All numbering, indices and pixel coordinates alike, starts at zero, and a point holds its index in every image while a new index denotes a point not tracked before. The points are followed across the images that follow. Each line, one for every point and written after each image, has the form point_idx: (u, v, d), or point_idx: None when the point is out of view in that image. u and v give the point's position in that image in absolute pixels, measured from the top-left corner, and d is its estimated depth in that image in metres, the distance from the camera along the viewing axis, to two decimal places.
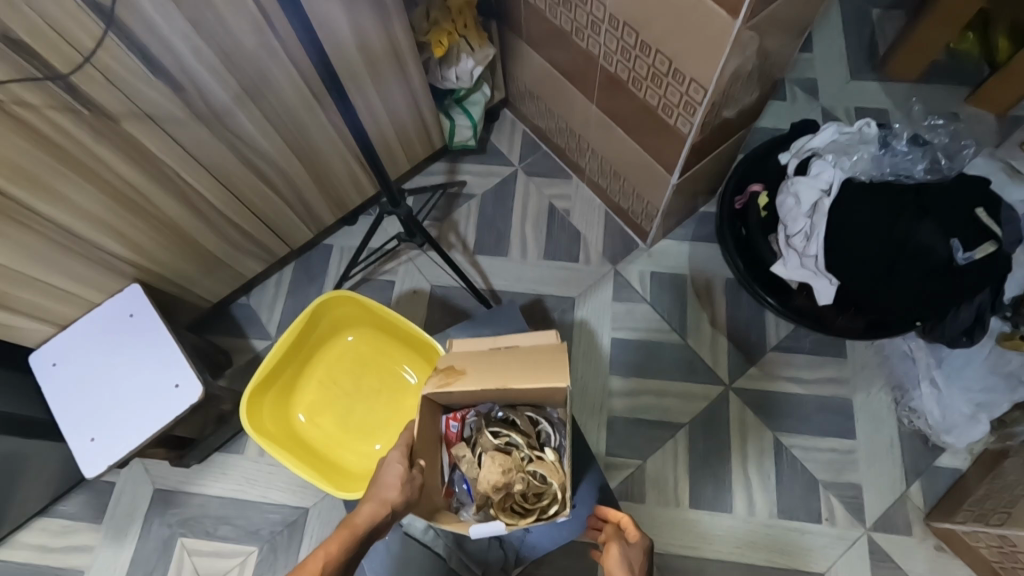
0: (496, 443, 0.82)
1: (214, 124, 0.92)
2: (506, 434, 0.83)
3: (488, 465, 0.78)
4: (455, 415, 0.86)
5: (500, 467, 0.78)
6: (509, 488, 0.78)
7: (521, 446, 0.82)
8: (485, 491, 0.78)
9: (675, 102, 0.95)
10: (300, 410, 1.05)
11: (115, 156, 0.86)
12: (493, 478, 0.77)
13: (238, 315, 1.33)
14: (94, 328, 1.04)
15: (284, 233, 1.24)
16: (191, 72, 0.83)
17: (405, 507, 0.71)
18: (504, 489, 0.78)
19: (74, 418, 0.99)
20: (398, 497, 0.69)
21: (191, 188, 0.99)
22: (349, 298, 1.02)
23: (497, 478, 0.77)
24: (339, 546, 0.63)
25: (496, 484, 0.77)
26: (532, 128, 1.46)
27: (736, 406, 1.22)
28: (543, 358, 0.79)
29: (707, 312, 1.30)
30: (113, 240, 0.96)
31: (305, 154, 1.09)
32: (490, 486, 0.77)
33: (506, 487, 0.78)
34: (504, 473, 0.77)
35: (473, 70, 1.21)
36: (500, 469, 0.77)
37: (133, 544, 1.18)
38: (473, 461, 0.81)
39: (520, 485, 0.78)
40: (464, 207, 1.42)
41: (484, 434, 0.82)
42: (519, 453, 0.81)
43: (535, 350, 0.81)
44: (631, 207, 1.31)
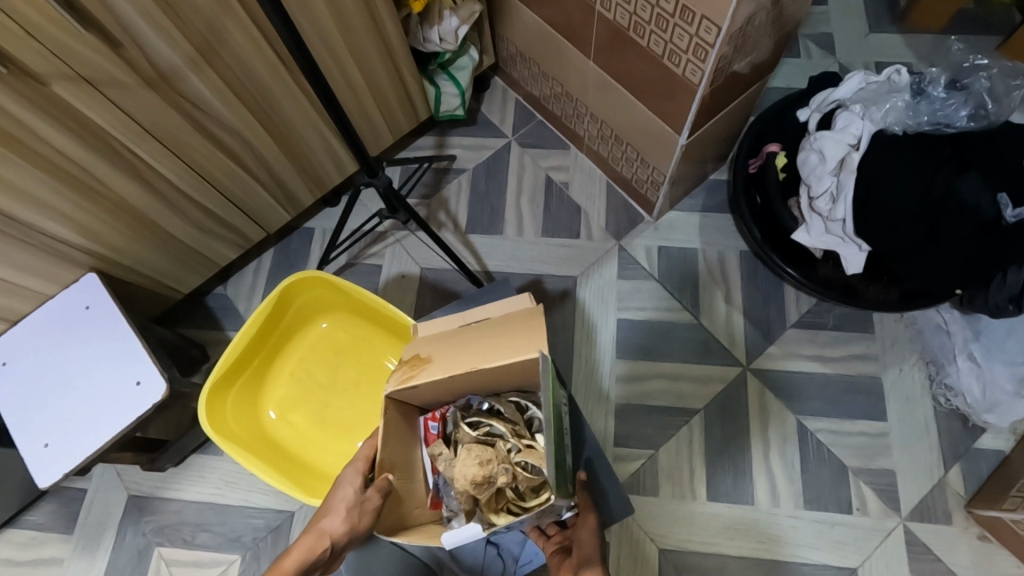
0: (476, 436, 0.73)
1: (161, 87, 0.82)
2: (487, 425, 0.74)
3: (462, 459, 0.69)
4: (434, 414, 0.76)
5: (477, 459, 0.69)
6: (492, 483, 0.69)
7: (506, 435, 0.73)
8: (465, 490, 0.68)
9: (682, 47, 0.84)
10: (271, 406, 0.95)
11: (47, 124, 0.76)
12: (471, 472, 0.68)
13: (213, 306, 1.24)
14: (47, 323, 0.94)
15: (258, 216, 1.13)
16: (127, 24, 0.72)
17: (354, 537, 0.63)
18: (486, 484, 0.68)
19: (27, 421, 0.90)
20: (338, 530, 0.62)
21: (143, 162, 0.89)
22: (319, 279, 0.92)
23: (476, 472, 0.68)
24: None
25: (474, 479, 0.68)
26: (525, 95, 1.35)
27: (755, 388, 1.12)
28: (515, 325, 0.69)
29: (720, 288, 1.19)
30: (58, 224, 0.86)
31: (273, 125, 0.99)
32: (468, 483, 0.68)
33: (488, 482, 0.69)
34: (481, 465, 0.68)
35: (458, 30, 1.10)
36: (476, 461, 0.68)
37: (106, 556, 1.10)
38: (451, 458, 0.72)
39: (502, 477, 0.69)
40: (454, 182, 1.31)
41: (462, 428, 0.74)
42: (504, 444, 0.72)
43: (506, 319, 0.71)
44: (635, 176, 1.20)
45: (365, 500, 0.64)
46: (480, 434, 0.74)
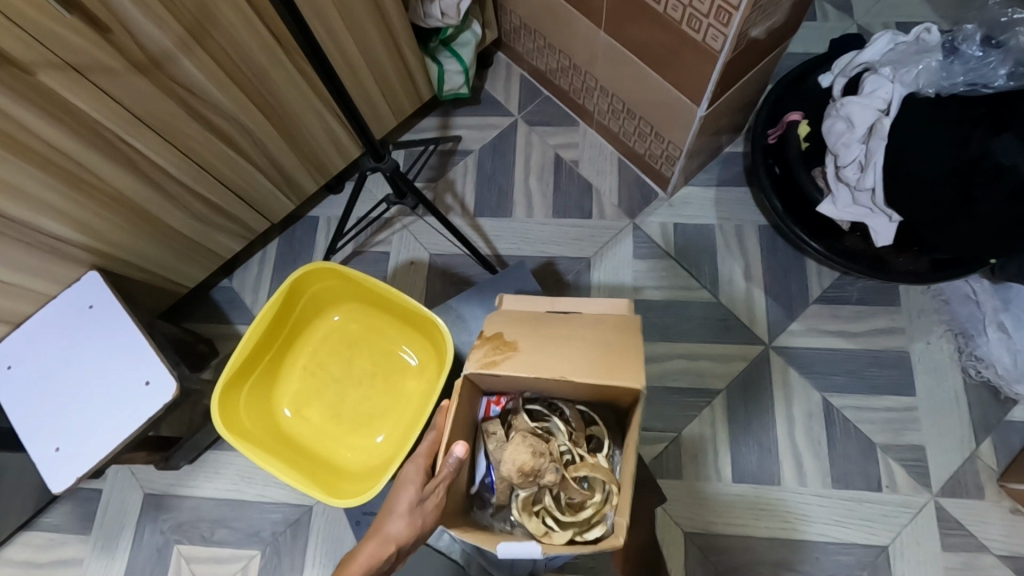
0: (533, 428, 0.69)
1: (153, 72, 0.78)
2: (545, 420, 0.71)
3: (514, 444, 0.65)
4: (498, 398, 0.72)
5: (530, 449, 0.64)
6: (538, 478, 0.65)
7: (563, 436, 0.70)
8: (510, 476, 0.64)
9: (703, 11, 0.80)
10: (286, 403, 0.93)
11: (36, 117, 0.72)
12: (521, 460, 0.64)
13: (218, 299, 1.21)
14: (51, 324, 0.92)
15: (260, 205, 1.10)
16: (114, 4, 0.68)
17: (419, 537, 0.59)
18: (531, 476, 0.64)
19: (36, 426, 0.87)
20: (404, 532, 0.58)
21: (139, 153, 0.85)
22: (332, 270, 0.89)
23: (525, 461, 0.64)
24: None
25: (524, 468, 0.64)
26: (531, 71, 1.30)
27: (778, 366, 1.09)
28: (616, 344, 0.64)
29: (739, 262, 1.16)
30: (55, 221, 0.83)
31: (273, 110, 0.95)
32: (516, 469, 0.64)
33: (535, 474, 0.65)
34: (534, 455, 0.64)
35: (460, 4, 1.05)
36: (530, 451, 0.64)
37: (125, 557, 1.09)
38: (502, 441, 0.69)
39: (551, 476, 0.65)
40: (460, 164, 1.27)
41: (520, 416, 0.70)
42: (559, 444, 0.69)
43: (603, 329, 0.66)
44: (648, 151, 1.15)
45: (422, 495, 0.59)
46: (538, 426, 0.70)
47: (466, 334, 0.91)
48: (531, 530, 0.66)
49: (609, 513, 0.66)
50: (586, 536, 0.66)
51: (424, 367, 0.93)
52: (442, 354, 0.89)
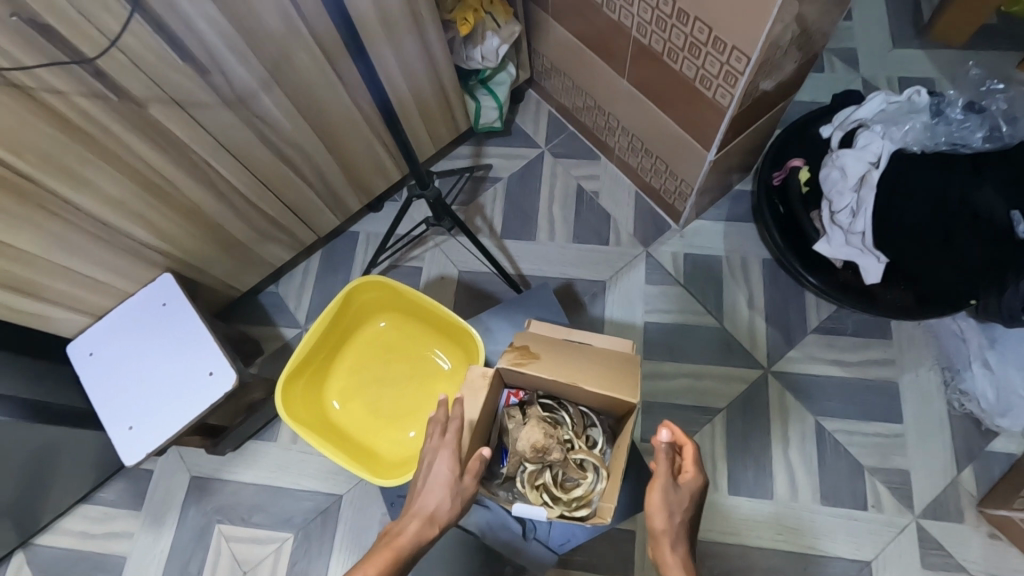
0: (544, 415, 0.78)
1: (238, 107, 0.91)
2: (554, 410, 0.80)
3: (530, 425, 0.75)
4: (517, 391, 0.81)
5: (543, 430, 0.74)
6: (546, 456, 0.75)
7: (568, 426, 0.78)
8: (523, 453, 0.74)
9: (714, 73, 0.91)
10: (334, 396, 1.04)
11: (142, 143, 0.85)
12: (534, 438, 0.74)
13: (266, 304, 1.33)
14: (128, 318, 1.04)
15: (310, 219, 1.22)
16: (214, 50, 0.81)
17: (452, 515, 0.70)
18: (541, 454, 0.74)
19: (111, 407, 0.99)
20: (447, 515, 0.68)
21: (218, 175, 0.98)
22: (380, 283, 1.00)
23: (538, 439, 0.73)
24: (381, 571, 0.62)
25: (536, 445, 0.74)
26: (558, 107, 1.42)
27: (776, 390, 1.18)
28: (615, 368, 0.77)
29: (744, 292, 1.26)
30: (142, 229, 0.96)
31: (329, 137, 1.08)
32: (529, 446, 0.74)
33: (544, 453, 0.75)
34: (545, 436, 0.74)
35: (499, 49, 1.18)
36: (542, 432, 0.74)
37: (170, 534, 1.20)
38: (520, 422, 0.78)
39: (557, 454, 0.74)
40: (490, 190, 1.39)
41: (535, 404, 0.79)
42: (564, 432, 0.78)
43: (606, 357, 0.79)
44: (663, 186, 1.26)
45: (458, 482, 0.69)
46: (547, 415, 0.79)
47: (493, 346, 1.01)
48: (530, 499, 0.76)
49: (595, 497, 0.75)
50: (575, 514, 0.74)
51: (455, 371, 1.05)
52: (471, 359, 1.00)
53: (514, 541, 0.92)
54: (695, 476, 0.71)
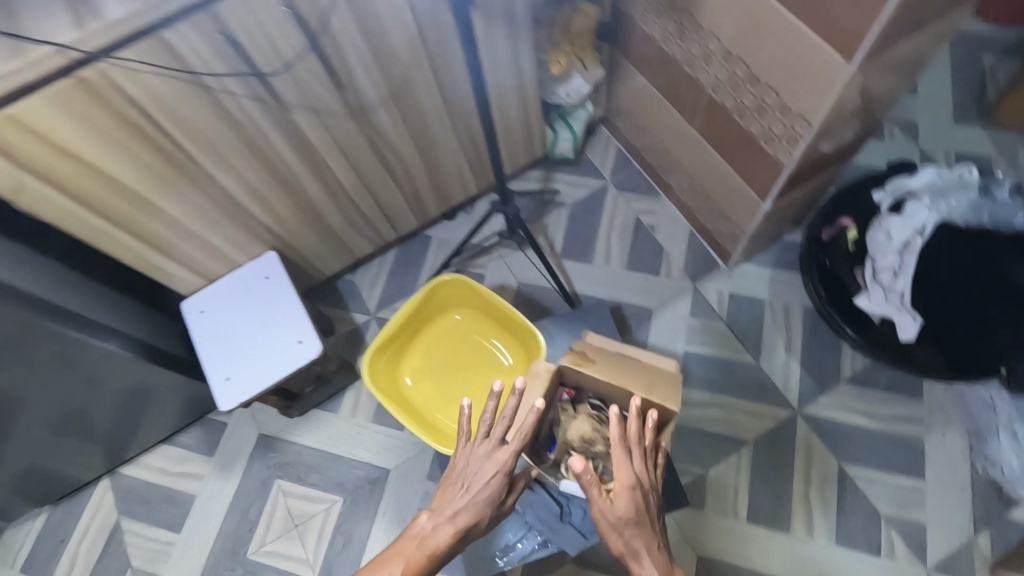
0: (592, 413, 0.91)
1: (360, 118, 1.06)
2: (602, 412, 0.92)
3: (581, 418, 0.89)
4: (569, 390, 0.92)
5: (591, 423, 0.89)
6: (591, 447, 0.88)
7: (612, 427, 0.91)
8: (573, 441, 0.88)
9: (778, 133, 1.02)
10: (407, 373, 1.17)
11: (281, 140, 1.01)
12: (584, 430, 0.88)
13: (343, 290, 1.49)
14: (235, 285, 1.21)
15: (395, 219, 1.38)
16: (350, 69, 0.97)
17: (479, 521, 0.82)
18: (588, 444, 0.88)
19: (213, 359, 1.15)
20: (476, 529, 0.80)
21: (331, 173, 1.14)
22: (463, 281, 1.13)
23: (587, 430, 0.88)
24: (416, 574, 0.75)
25: (585, 435, 0.88)
26: (626, 145, 1.54)
27: (804, 432, 1.25)
28: (659, 380, 0.87)
29: (783, 336, 1.34)
30: (263, 211, 1.13)
31: (426, 149, 1.23)
32: (579, 436, 0.88)
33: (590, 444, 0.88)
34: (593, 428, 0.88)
35: (582, 89, 1.33)
36: (590, 425, 0.88)
37: (236, 481, 1.35)
38: (571, 415, 0.90)
39: (601, 446, 0.87)
40: (555, 213, 1.52)
41: (585, 403, 0.92)
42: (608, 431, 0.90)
43: (652, 371, 0.89)
44: (717, 228, 1.36)
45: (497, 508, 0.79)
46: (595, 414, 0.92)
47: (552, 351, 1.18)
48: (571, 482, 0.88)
49: None
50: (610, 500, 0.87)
51: (515, 367, 1.17)
52: (529, 356, 1.15)
53: (553, 520, 1.04)
54: (625, 479, 0.74)
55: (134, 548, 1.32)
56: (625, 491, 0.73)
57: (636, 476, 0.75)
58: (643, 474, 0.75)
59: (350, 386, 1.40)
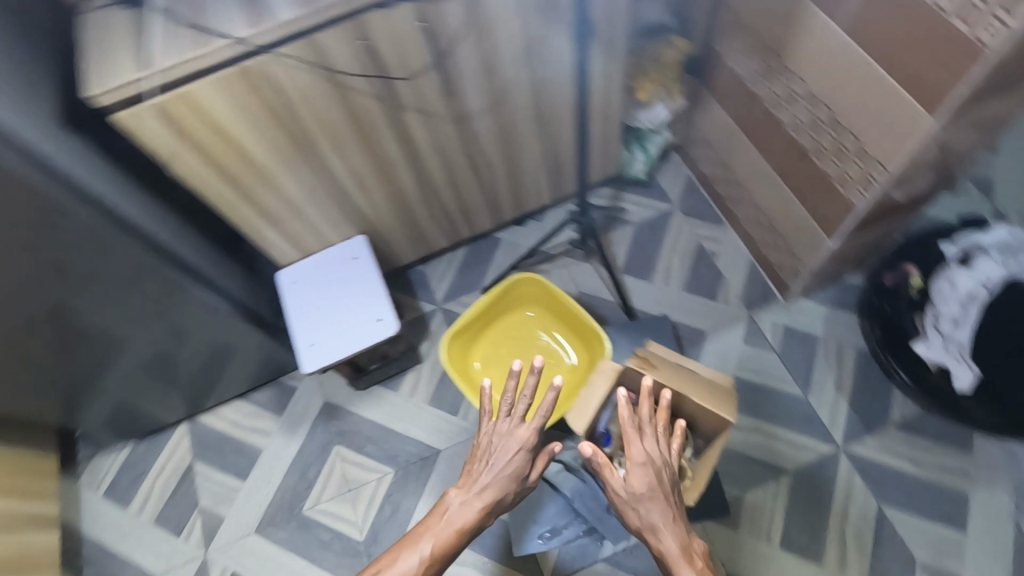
0: None
1: (461, 123, 1.17)
2: None
3: None
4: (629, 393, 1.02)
5: None
6: None
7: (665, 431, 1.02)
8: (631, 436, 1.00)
9: (854, 176, 1.07)
10: (477, 358, 1.26)
11: (390, 137, 1.13)
12: None
13: (413, 279, 1.60)
14: (325, 262, 1.32)
15: (471, 219, 1.48)
16: (461, 80, 1.07)
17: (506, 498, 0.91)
18: None
19: (299, 325, 1.26)
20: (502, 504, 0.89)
21: (426, 170, 1.25)
22: (542, 282, 1.21)
23: None
24: (449, 544, 0.84)
25: None
26: (696, 173, 1.60)
27: (845, 469, 1.27)
28: (717, 392, 0.94)
29: (833, 373, 1.36)
30: (361, 198, 1.24)
31: (511, 158, 1.32)
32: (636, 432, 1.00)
33: None
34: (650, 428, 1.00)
35: (662, 115, 1.44)
36: None
37: (299, 442, 1.46)
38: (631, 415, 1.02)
39: None
40: (621, 230, 1.59)
41: None
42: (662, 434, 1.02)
43: (710, 383, 0.96)
44: (779, 261, 1.41)
45: (521, 481, 0.89)
46: None
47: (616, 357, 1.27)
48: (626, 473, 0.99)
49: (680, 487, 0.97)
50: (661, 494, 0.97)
51: (579, 368, 1.25)
52: (591, 356, 1.22)
53: (600, 511, 1.20)
54: (636, 454, 0.83)
55: (203, 489, 1.44)
56: (637, 466, 0.83)
57: (647, 453, 0.83)
58: (654, 451, 0.83)
59: (412, 368, 1.50)
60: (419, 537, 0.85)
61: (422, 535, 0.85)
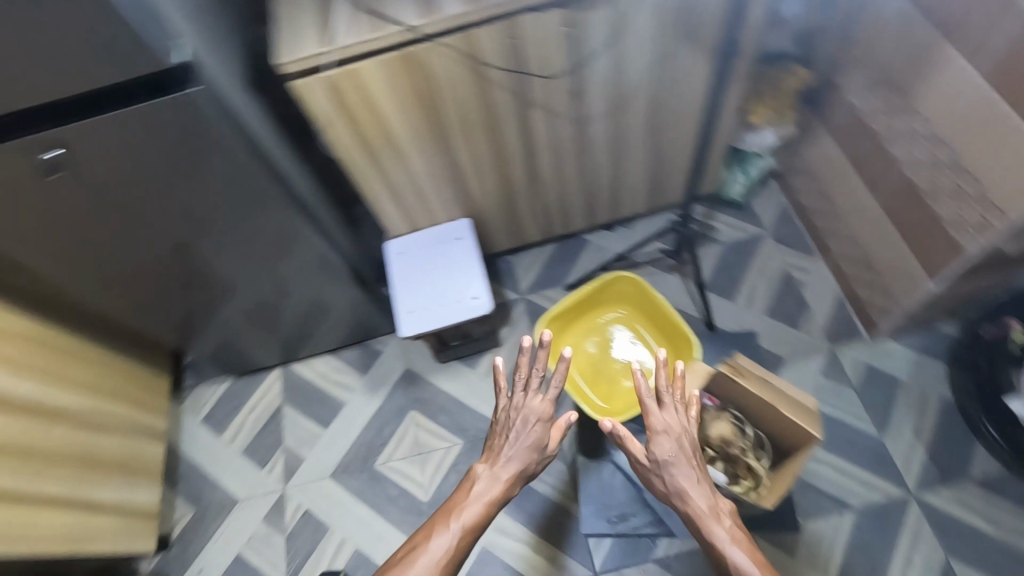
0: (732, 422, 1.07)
1: (579, 125, 1.24)
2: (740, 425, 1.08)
3: (722, 422, 1.06)
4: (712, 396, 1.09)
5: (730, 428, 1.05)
6: (727, 447, 1.04)
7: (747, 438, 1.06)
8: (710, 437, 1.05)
9: (969, 221, 1.06)
10: (566, 345, 1.33)
11: (514, 130, 1.21)
12: (722, 430, 1.05)
13: (501, 267, 1.68)
14: (430, 239, 1.43)
15: (567, 217, 1.55)
16: (589, 84, 1.15)
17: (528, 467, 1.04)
18: (724, 443, 1.04)
19: (401, 293, 1.36)
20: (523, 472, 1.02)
21: (537, 165, 1.33)
22: (640, 283, 1.27)
23: (726, 432, 1.05)
24: (480, 513, 0.98)
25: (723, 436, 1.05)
26: (793, 202, 1.61)
27: (914, 516, 1.26)
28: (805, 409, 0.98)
29: (913, 419, 1.35)
30: (475, 183, 1.34)
31: (617, 163, 1.39)
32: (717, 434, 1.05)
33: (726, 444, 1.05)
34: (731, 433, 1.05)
35: (769, 139, 1.49)
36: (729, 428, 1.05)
37: (379, 401, 1.57)
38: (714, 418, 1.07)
39: (735, 448, 1.04)
40: (709, 247, 1.61)
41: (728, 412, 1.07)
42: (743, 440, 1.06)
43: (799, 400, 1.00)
44: (870, 299, 1.40)
45: (541, 449, 1.02)
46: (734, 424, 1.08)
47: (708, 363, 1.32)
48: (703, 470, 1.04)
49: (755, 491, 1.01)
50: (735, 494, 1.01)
51: (666, 371, 1.29)
52: (678, 355, 1.27)
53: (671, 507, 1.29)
54: (656, 426, 0.93)
55: (289, 430, 1.58)
56: (658, 437, 0.94)
57: (666, 423, 0.94)
58: (673, 422, 0.94)
59: (490, 350, 1.58)
60: (455, 511, 0.98)
61: (459, 509, 0.99)
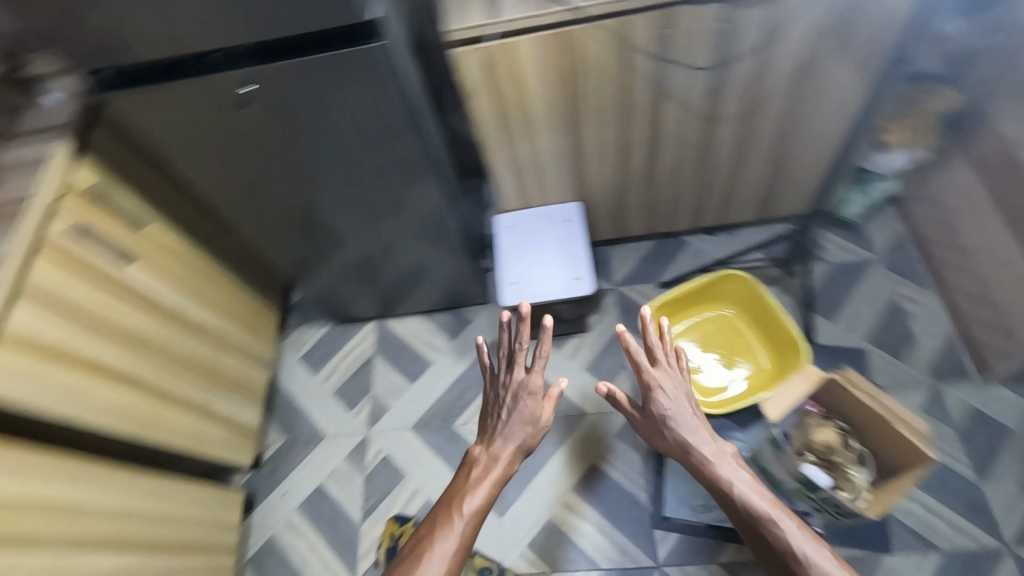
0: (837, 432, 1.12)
1: (710, 123, 1.25)
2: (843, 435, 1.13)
3: (828, 430, 1.12)
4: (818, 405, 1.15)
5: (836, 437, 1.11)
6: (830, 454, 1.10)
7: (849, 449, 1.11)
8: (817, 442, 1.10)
9: None
10: (670, 329, 1.39)
11: (645, 119, 1.24)
12: (829, 438, 1.10)
13: (597, 256, 1.71)
14: (539, 217, 1.48)
15: (673, 215, 1.56)
16: (730, 82, 1.16)
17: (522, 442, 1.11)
18: (828, 450, 1.10)
19: (507, 264, 1.42)
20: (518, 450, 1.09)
21: (658, 158, 1.35)
22: (755, 284, 1.31)
23: (832, 440, 1.10)
24: (481, 496, 1.04)
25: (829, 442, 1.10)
26: (912, 231, 1.56)
27: (1008, 569, 1.20)
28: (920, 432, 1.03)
29: (1019, 471, 1.28)
30: (594, 168, 1.37)
31: (737, 166, 1.38)
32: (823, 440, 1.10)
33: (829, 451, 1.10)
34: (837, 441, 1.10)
35: (895, 161, 1.45)
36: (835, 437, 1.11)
37: (464, 366, 1.64)
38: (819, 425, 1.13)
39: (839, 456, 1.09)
40: (814, 265, 1.58)
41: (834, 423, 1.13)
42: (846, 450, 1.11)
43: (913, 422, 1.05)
44: (988, 339, 1.34)
45: (533, 426, 1.09)
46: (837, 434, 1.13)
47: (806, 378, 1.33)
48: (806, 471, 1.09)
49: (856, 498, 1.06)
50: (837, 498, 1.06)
51: (768, 370, 1.33)
52: (783, 364, 1.31)
53: None
54: (651, 384, 1.07)
55: (378, 379, 1.67)
56: (654, 394, 1.07)
57: (662, 381, 1.07)
58: (666, 379, 1.07)
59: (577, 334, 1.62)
60: (457, 502, 1.03)
61: (461, 497, 1.03)
